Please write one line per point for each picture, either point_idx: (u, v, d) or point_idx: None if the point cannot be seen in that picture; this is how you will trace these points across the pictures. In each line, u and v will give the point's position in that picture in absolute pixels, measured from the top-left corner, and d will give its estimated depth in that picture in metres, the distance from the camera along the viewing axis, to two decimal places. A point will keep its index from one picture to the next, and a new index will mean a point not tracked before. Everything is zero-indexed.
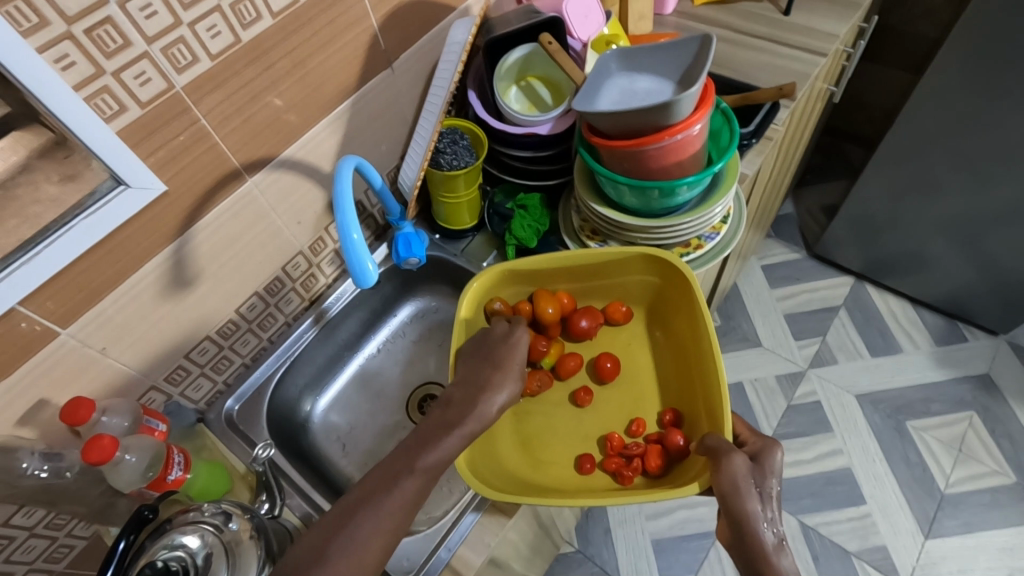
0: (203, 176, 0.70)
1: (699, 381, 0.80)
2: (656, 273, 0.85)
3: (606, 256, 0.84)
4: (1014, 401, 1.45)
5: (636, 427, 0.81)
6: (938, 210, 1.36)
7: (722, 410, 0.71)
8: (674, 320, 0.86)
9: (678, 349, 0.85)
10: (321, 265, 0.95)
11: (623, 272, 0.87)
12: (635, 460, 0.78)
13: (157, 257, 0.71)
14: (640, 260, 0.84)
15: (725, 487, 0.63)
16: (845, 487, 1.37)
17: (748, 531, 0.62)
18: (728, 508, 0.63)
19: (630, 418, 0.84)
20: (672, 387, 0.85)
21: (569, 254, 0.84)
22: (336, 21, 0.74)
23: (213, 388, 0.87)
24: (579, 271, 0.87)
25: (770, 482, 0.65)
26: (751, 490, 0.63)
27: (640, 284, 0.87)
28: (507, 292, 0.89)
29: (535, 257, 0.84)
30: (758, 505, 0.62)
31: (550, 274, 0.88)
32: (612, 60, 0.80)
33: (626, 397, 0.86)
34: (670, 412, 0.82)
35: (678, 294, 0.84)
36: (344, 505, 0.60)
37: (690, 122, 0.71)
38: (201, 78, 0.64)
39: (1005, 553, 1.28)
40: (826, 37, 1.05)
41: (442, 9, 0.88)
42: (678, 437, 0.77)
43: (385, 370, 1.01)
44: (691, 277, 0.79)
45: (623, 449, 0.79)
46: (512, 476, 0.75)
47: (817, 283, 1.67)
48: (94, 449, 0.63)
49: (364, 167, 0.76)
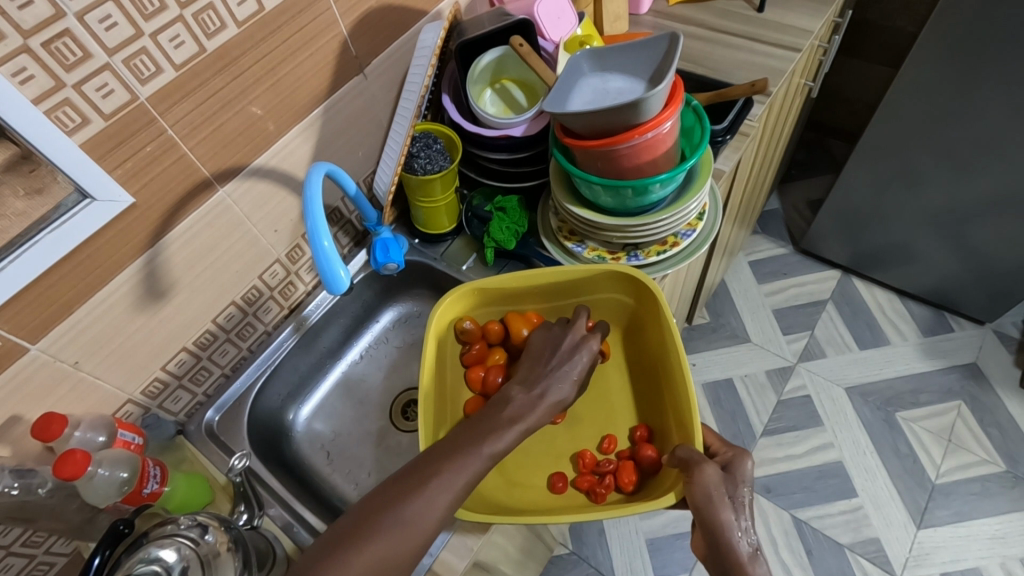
0: (173, 186, 0.70)
1: (669, 396, 0.80)
2: (625, 289, 0.85)
3: (574, 274, 0.84)
4: (1001, 390, 1.45)
5: (608, 443, 0.82)
6: (920, 200, 1.36)
7: (692, 419, 0.71)
8: (643, 337, 0.86)
9: (648, 365, 0.85)
10: (300, 272, 0.94)
11: (593, 291, 0.87)
12: (607, 477, 0.78)
13: (128, 269, 0.70)
14: (606, 276, 0.84)
15: (699, 499, 0.63)
16: (837, 480, 1.37)
17: (722, 542, 0.62)
18: (703, 519, 0.63)
19: (603, 434, 0.84)
20: (643, 403, 0.85)
21: (538, 272, 0.84)
22: (304, 28, 0.74)
23: (193, 400, 0.87)
24: (550, 290, 0.87)
25: (742, 490, 0.65)
26: (724, 501, 0.62)
27: (609, 302, 0.87)
28: (478, 312, 0.89)
29: (504, 277, 0.84)
30: (731, 514, 0.62)
31: (522, 293, 0.87)
32: (583, 61, 0.80)
33: (598, 415, 0.86)
34: (642, 427, 0.82)
35: (647, 309, 0.84)
36: (335, 526, 0.58)
37: (660, 120, 0.71)
38: (167, 88, 0.64)
39: (995, 541, 1.28)
40: (799, 32, 1.05)
41: (413, 13, 0.88)
42: (649, 450, 0.77)
43: (369, 377, 1.01)
44: (658, 293, 0.79)
45: (595, 467, 0.79)
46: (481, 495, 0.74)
47: (804, 278, 1.67)
48: (66, 464, 0.62)
49: (335, 173, 0.76)
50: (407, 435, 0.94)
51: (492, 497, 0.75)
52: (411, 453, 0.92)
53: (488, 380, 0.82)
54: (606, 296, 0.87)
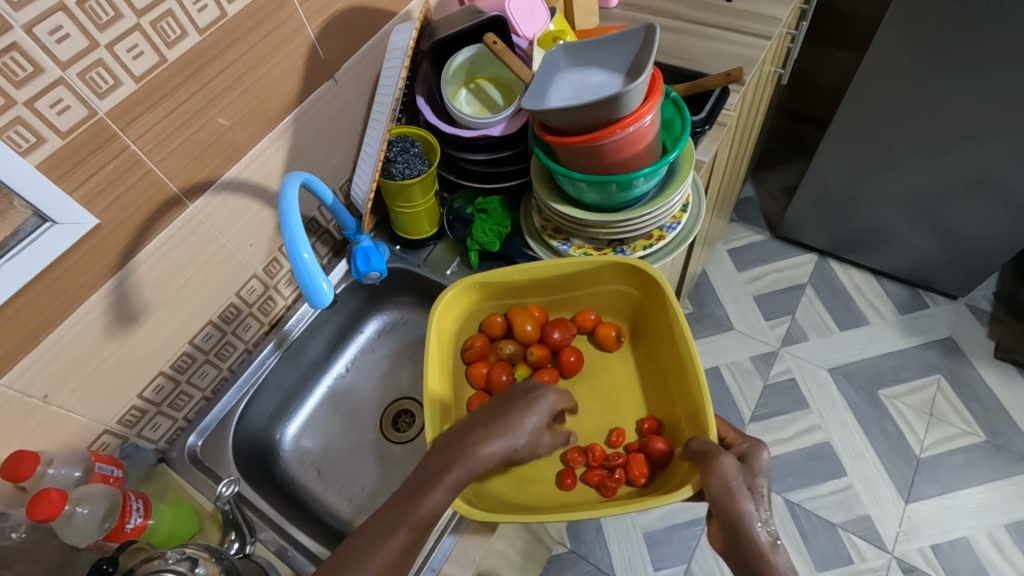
0: (138, 204, 0.67)
1: (678, 387, 0.80)
2: (629, 281, 0.85)
3: (578, 266, 0.83)
4: (977, 362, 1.49)
5: (617, 436, 0.81)
6: (892, 182, 1.39)
7: (705, 411, 0.71)
8: (648, 328, 0.86)
9: (652, 356, 0.86)
10: (279, 286, 0.91)
11: (595, 283, 0.87)
12: (619, 471, 0.77)
13: (97, 293, 0.67)
14: (607, 268, 0.84)
15: (716, 491, 0.62)
16: (826, 462, 1.39)
17: (742, 533, 0.61)
18: (722, 511, 0.62)
19: (610, 428, 0.84)
20: (652, 394, 0.85)
21: (541, 265, 0.83)
22: (270, 35, 0.71)
23: (173, 425, 0.83)
24: (551, 284, 0.87)
25: (760, 481, 0.65)
26: (743, 491, 0.62)
27: (612, 293, 0.88)
28: (482, 305, 0.88)
29: (506, 270, 0.84)
30: (751, 505, 0.62)
31: (523, 288, 0.88)
32: (559, 56, 0.79)
33: (604, 408, 0.86)
34: (650, 419, 0.82)
35: (651, 300, 0.84)
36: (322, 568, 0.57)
37: (641, 113, 0.70)
38: (127, 101, 0.61)
39: (981, 511, 1.31)
40: (769, 20, 1.06)
41: (382, 14, 0.85)
42: (659, 443, 0.77)
43: (358, 388, 0.98)
44: (663, 282, 0.79)
45: (605, 460, 0.79)
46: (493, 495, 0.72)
47: (782, 263, 1.69)
48: (41, 504, 0.59)
49: (311, 182, 0.73)
50: (400, 446, 0.91)
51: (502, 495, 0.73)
52: (404, 465, 0.90)
53: (493, 378, 0.84)
54: (608, 288, 0.87)
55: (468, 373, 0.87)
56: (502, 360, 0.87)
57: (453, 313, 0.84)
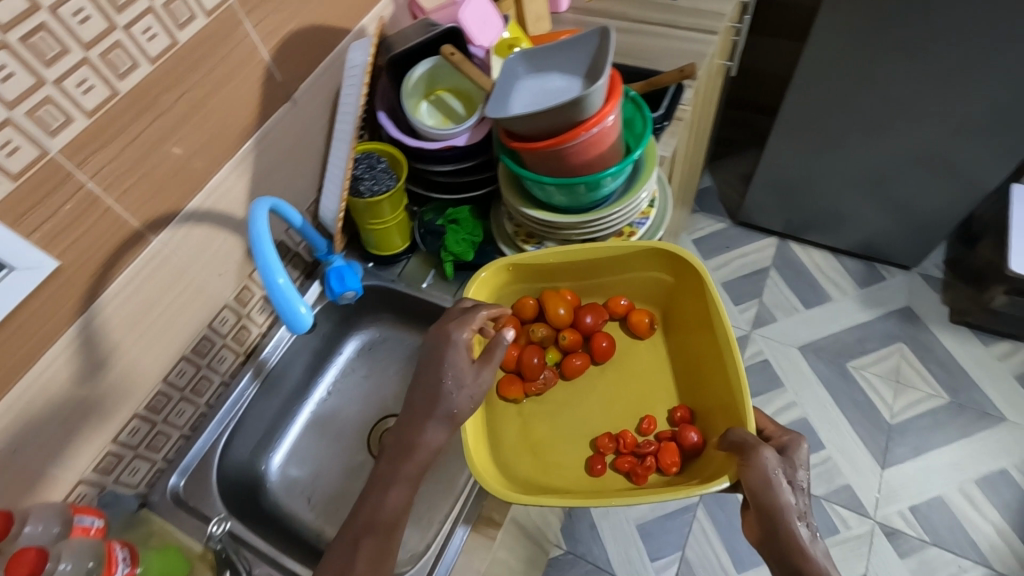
0: (99, 244, 0.64)
1: (712, 376, 0.81)
2: (664, 268, 0.87)
3: (616, 250, 0.85)
4: (935, 327, 1.56)
5: (648, 424, 0.82)
6: (841, 162, 1.45)
7: (744, 403, 0.72)
8: (682, 316, 0.88)
9: (685, 344, 0.87)
10: (252, 315, 0.89)
11: (629, 269, 0.89)
12: (648, 459, 0.80)
13: (62, 339, 0.64)
14: (642, 254, 0.85)
15: (756, 481, 0.63)
16: (805, 437, 1.43)
17: (781, 526, 0.60)
18: (760, 503, 0.62)
19: (641, 416, 0.85)
20: (683, 383, 0.86)
21: (576, 248, 0.84)
22: (224, 60, 0.70)
23: (152, 468, 0.80)
24: (583, 268, 0.89)
25: (800, 475, 0.65)
26: (783, 484, 0.62)
27: (645, 280, 0.89)
28: (513, 285, 0.89)
29: (542, 251, 0.84)
30: (791, 497, 0.62)
31: (554, 272, 0.89)
32: (517, 64, 0.80)
33: (634, 396, 0.87)
34: (682, 409, 0.83)
35: (687, 288, 0.86)
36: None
37: (603, 114, 0.72)
38: (80, 138, 0.59)
39: (952, 469, 1.37)
40: (713, 15, 1.09)
41: (336, 32, 0.85)
42: (692, 434, 0.79)
43: (340, 412, 0.96)
44: (701, 269, 0.81)
45: (635, 448, 0.80)
46: (519, 478, 0.77)
47: (745, 249, 1.74)
48: (18, 565, 0.56)
49: (279, 206, 0.72)
50: None
51: (531, 479, 0.78)
52: None
53: (524, 359, 0.85)
54: (641, 274, 0.89)
55: None
56: (534, 343, 0.88)
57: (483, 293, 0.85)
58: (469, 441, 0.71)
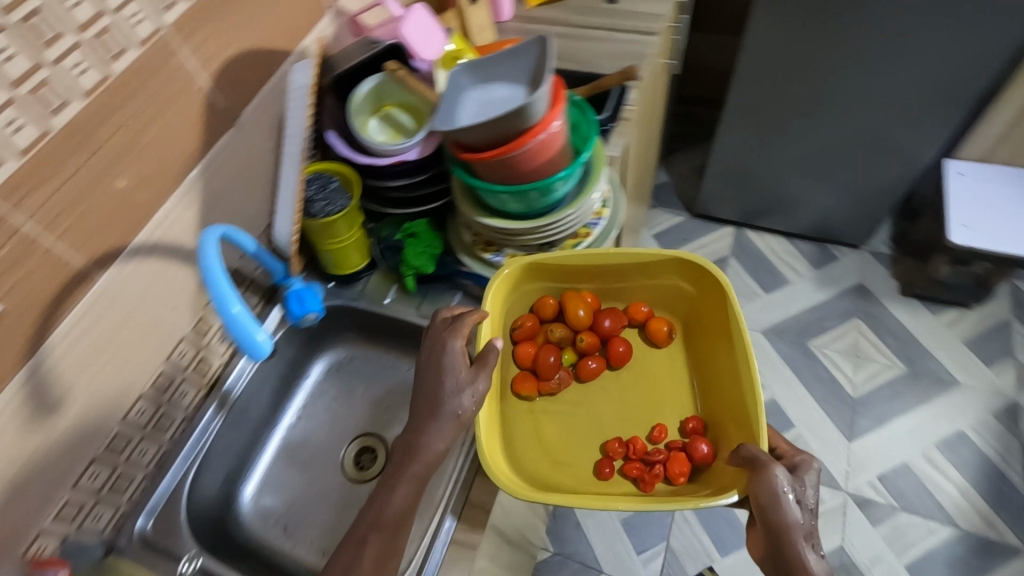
0: (41, 286, 0.62)
1: (723, 391, 0.87)
2: (685, 279, 0.92)
3: (647, 257, 0.90)
4: (887, 301, 1.63)
5: (658, 433, 0.88)
6: (785, 150, 1.51)
7: (758, 419, 0.76)
8: (699, 328, 0.94)
9: (701, 354, 0.93)
10: (211, 345, 0.88)
11: (652, 276, 0.94)
12: (657, 467, 0.84)
13: (8, 386, 0.62)
14: (667, 262, 0.91)
15: (763, 498, 0.64)
16: (774, 417, 1.47)
17: (788, 543, 0.62)
18: (767, 519, 0.64)
19: (653, 424, 0.90)
20: (698, 393, 0.92)
21: (597, 252, 0.89)
22: (161, 90, 0.69)
23: (117, 512, 0.78)
24: (604, 273, 0.94)
25: (809, 494, 0.67)
26: (791, 503, 0.63)
27: (668, 287, 0.95)
28: (536, 285, 0.94)
29: (566, 253, 0.89)
30: (798, 515, 0.63)
31: (577, 275, 0.94)
32: (460, 76, 0.82)
33: (647, 402, 0.93)
34: (694, 420, 0.88)
35: (705, 301, 0.91)
36: None
37: (548, 120, 0.73)
38: (13, 178, 0.57)
39: (915, 436, 1.43)
40: (651, 16, 1.12)
41: (276, 54, 0.84)
42: (703, 447, 0.84)
43: (312, 437, 0.94)
44: (723, 282, 0.86)
45: (644, 455, 0.85)
46: (529, 475, 0.82)
47: (703, 239, 1.78)
48: None
49: (231, 234, 0.71)
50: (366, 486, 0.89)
51: (540, 476, 0.83)
52: None
53: (541, 357, 0.90)
54: (664, 281, 0.95)
55: (515, 352, 0.93)
56: (552, 342, 0.93)
57: (507, 290, 0.90)
58: (482, 434, 0.73)
